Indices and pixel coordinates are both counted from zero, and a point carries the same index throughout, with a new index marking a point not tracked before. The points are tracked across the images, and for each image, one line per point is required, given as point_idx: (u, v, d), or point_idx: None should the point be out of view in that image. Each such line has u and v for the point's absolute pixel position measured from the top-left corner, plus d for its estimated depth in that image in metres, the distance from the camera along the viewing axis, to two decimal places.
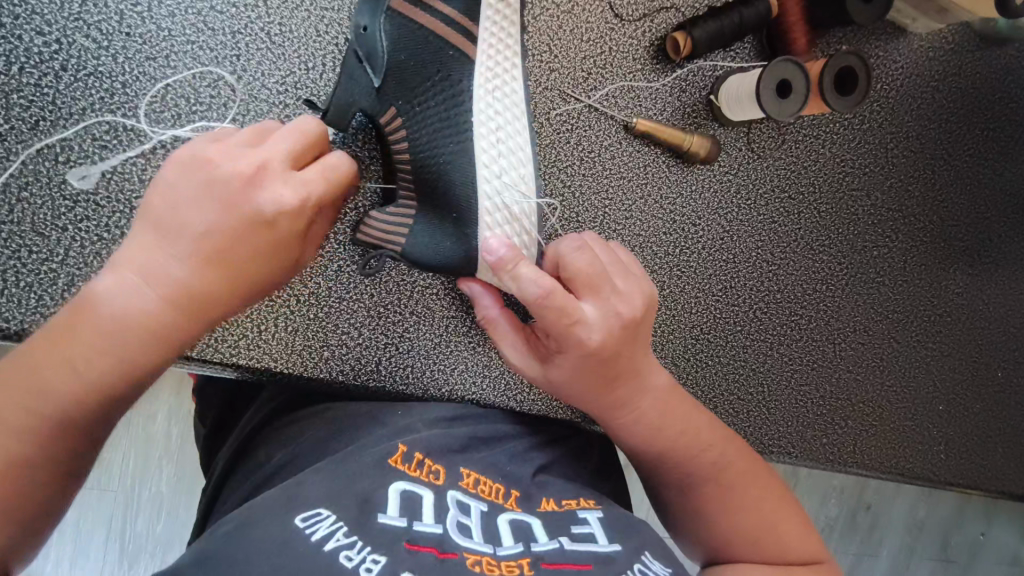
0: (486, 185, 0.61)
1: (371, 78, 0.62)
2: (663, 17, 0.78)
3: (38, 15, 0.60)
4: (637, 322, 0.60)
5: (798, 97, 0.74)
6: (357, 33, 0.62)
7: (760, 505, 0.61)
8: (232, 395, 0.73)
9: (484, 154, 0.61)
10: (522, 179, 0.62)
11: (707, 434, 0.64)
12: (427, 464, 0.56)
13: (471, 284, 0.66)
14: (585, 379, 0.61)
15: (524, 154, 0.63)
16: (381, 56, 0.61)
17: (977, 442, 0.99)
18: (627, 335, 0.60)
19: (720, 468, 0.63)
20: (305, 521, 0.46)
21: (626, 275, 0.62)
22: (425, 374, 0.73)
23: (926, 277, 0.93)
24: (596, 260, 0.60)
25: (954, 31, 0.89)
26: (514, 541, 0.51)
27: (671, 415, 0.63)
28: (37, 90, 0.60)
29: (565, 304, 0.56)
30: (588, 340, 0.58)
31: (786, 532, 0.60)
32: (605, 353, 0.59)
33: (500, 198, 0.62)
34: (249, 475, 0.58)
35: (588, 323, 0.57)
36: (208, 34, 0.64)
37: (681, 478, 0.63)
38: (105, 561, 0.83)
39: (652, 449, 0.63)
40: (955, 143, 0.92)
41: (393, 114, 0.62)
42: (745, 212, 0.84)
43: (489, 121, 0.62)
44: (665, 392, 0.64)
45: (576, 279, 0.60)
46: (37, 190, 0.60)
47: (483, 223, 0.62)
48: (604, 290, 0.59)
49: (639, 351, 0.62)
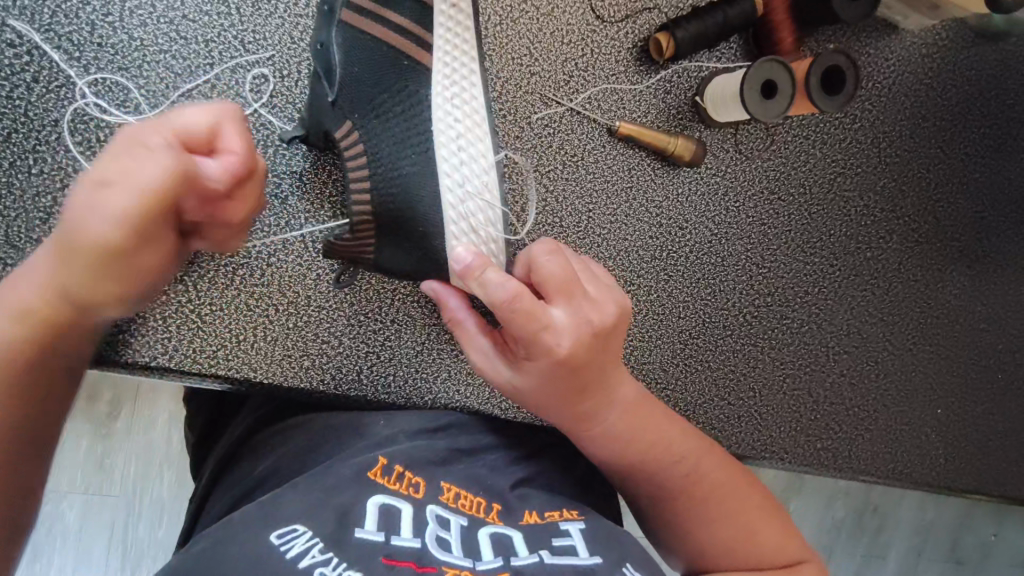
0: (450, 195, 0.60)
1: (328, 96, 0.61)
2: (646, 17, 0.77)
3: (8, 28, 0.60)
4: (608, 330, 0.59)
5: (784, 99, 0.72)
6: (316, 50, 0.62)
7: (741, 516, 0.60)
8: (217, 405, 0.73)
9: (444, 162, 0.59)
10: (485, 189, 0.60)
11: (682, 446, 0.63)
12: (407, 476, 0.55)
13: (430, 283, 0.64)
14: (555, 388, 0.59)
15: (488, 160, 0.60)
16: (336, 72, 0.61)
17: (977, 445, 0.97)
18: (598, 341, 0.58)
19: (697, 481, 0.61)
20: (280, 538, 0.45)
21: (596, 282, 0.61)
22: (407, 383, 0.73)
23: (921, 278, 0.91)
24: (569, 264, 0.59)
25: (947, 27, 0.87)
26: (494, 555, 0.50)
27: (643, 426, 0.62)
28: (9, 102, 0.60)
29: (535, 309, 0.55)
30: (558, 346, 0.56)
31: (765, 541, 0.59)
32: (576, 360, 0.57)
33: (465, 209, 0.60)
34: (230, 489, 0.57)
35: (557, 328, 0.56)
36: (181, 43, 0.64)
37: (657, 491, 0.62)
38: (109, 565, 0.84)
39: (626, 461, 0.62)
40: (950, 141, 0.90)
41: (350, 128, 0.61)
42: (734, 214, 0.82)
43: (448, 128, 0.59)
44: (633, 403, 0.62)
45: (547, 283, 0.58)
46: (10, 203, 0.60)
47: (449, 234, 0.61)
48: (578, 296, 0.58)
49: (610, 360, 0.60)
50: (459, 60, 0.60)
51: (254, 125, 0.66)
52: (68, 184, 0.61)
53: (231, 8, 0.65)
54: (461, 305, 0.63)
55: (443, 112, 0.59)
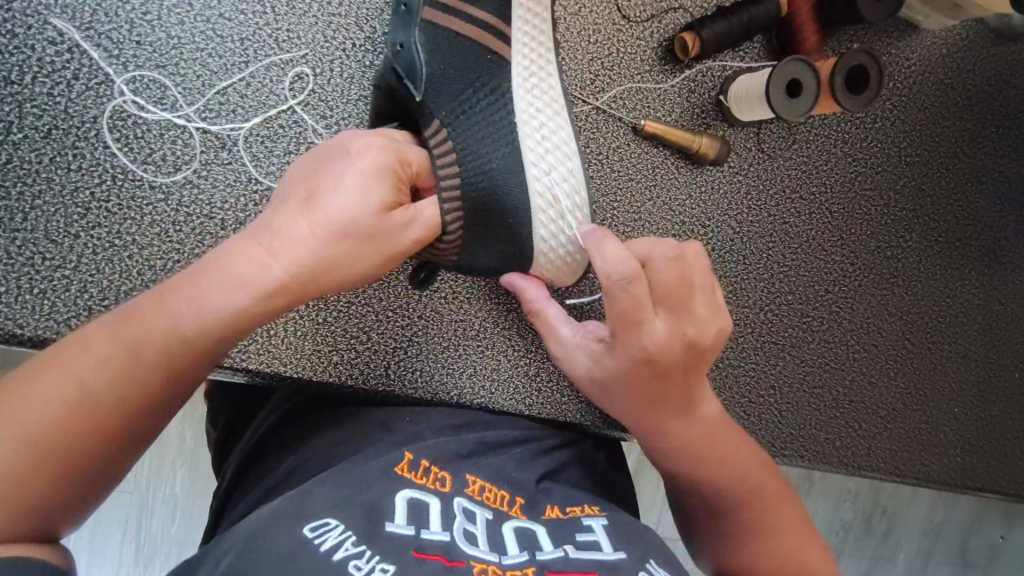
0: (537, 182, 0.61)
1: (414, 93, 0.62)
2: (671, 17, 0.78)
3: (50, 25, 0.61)
4: (702, 348, 0.61)
5: (809, 97, 0.73)
6: (395, 51, 0.64)
7: (790, 531, 0.61)
8: (241, 399, 0.73)
9: (530, 151, 0.61)
10: (571, 174, 0.62)
11: (746, 461, 0.64)
12: (433, 471, 0.56)
13: (508, 277, 0.68)
14: (636, 388, 0.62)
15: (570, 148, 0.63)
16: (421, 71, 0.62)
17: (995, 443, 0.97)
18: (690, 358, 0.61)
19: (754, 495, 0.62)
20: (313, 531, 0.45)
21: (709, 301, 0.62)
22: (434, 378, 0.73)
23: (941, 277, 0.91)
24: (684, 273, 0.60)
25: (967, 28, 0.88)
26: (519, 550, 0.50)
27: (716, 446, 0.63)
28: (50, 99, 0.61)
29: (632, 309, 0.58)
30: (647, 348, 0.59)
31: (802, 560, 0.59)
32: (663, 366, 0.60)
33: (553, 197, 0.61)
34: (260, 482, 0.58)
35: (652, 332, 0.59)
36: (217, 42, 0.65)
37: (715, 499, 0.62)
38: (121, 561, 0.84)
39: (693, 471, 0.63)
40: (971, 141, 0.90)
41: (439, 126, 0.61)
42: (755, 212, 0.83)
43: (531, 120, 0.61)
44: (712, 422, 0.64)
45: (661, 289, 0.60)
46: (49, 199, 0.61)
47: (536, 220, 0.62)
48: (682, 305, 0.60)
49: (695, 381, 0.63)
50: (536, 50, 0.63)
51: (286, 123, 0.66)
52: (105, 180, 0.62)
53: (266, 6, 0.66)
54: (538, 296, 0.67)
55: (525, 100, 0.62)
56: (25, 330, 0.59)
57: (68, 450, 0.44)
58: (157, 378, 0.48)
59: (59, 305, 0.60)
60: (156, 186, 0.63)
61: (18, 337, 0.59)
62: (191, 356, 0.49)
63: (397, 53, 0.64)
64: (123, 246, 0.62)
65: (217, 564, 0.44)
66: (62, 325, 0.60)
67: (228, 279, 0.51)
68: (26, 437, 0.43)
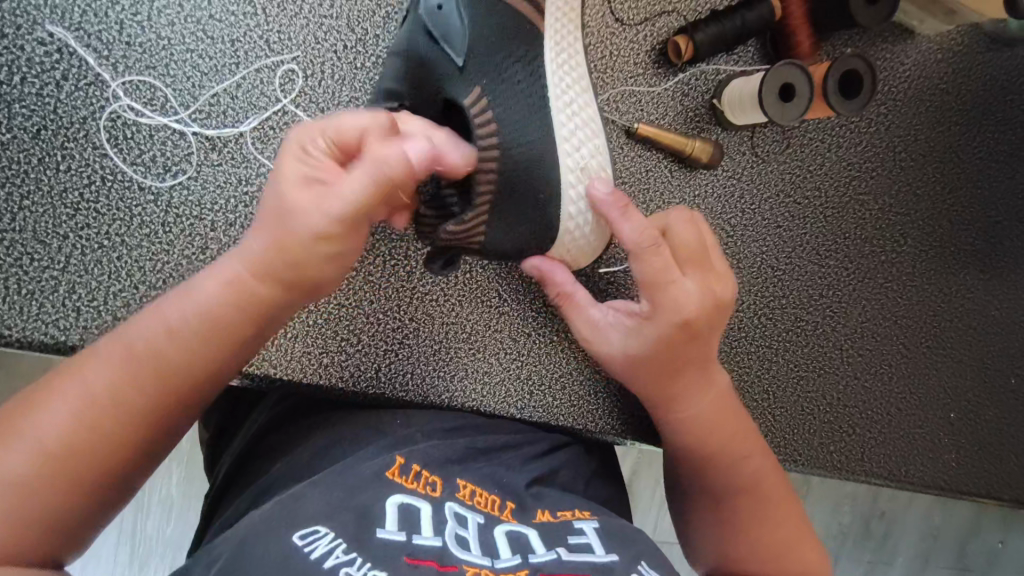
0: (568, 158, 0.63)
1: (453, 58, 0.61)
2: (664, 21, 0.78)
3: (39, 25, 0.61)
4: (727, 305, 0.65)
5: (803, 102, 0.72)
6: (431, 12, 0.62)
7: (783, 523, 0.63)
8: (229, 401, 0.73)
9: (562, 129, 0.63)
10: (598, 151, 0.65)
11: (751, 442, 0.67)
12: (424, 476, 0.56)
13: (535, 259, 0.67)
14: (667, 356, 0.64)
15: (596, 126, 0.65)
16: (457, 40, 0.61)
17: (991, 448, 0.97)
18: (717, 316, 0.65)
19: (755, 481, 0.64)
20: (303, 539, 0.45)
21: (723, 265, 0.67)
22: (425, 380, 0.73)
23: (935, 281, 0.91)
24: (703, 238, 0.66)
25: (963, 33, 0.88)
26: (512, 553, 0.50)
27: (731, 417, 0.66)
28: (39, 99, 0.61)
29: (665, 270, 0.62)
30: (685, 305, 0.62)
31: (802, 555, 0.62)
32: (698, 323, 0.63)
33: (583, 172, 0.64)
34: (249, 486, 0.58)
35: (687, 289, 0.63)
36: (208, 43, 0.65)
37: (714, 486, 0.65)
38: (116, 563, 0.84)
39: (699, 453, 0.65)
40: (965, 145, 0.90)
41: (479, 93, 0.61)
42: (749, 217, 0.83)
43: (561, 96, 0.63)
44: (729, 393, 0.67)
45: (685, 250, 0.65)
46: (38, 199, 0.61)
47: (565, 195, 0.63)
48: (705, 267, 0.65)
49: (716, 343, 0.66)
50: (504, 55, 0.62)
51: (277, 124, 0.66)
52: (94, 180, 0.62)
53: (257, 8, 0.66)
54: (568, 278, 0.67)
55: (556, 78, 0.63)
56: (12, 331, 0.59)
57: (78, 465, 0.45)
58: (152, 394, 0.48)
59: (47, 306, 0.60)
60: (145, 188, 0.63)
61: (5, 338, 0.59)
62: (181, 357, 0.49)
63: (434, 15, 0.62)
64: (112, 247, 0.62)
65: (208, 570, 0.45)
66: (50, 327, 0.60)
67: (212, 286, 0.50)
68: (39, 449, 0.44)
